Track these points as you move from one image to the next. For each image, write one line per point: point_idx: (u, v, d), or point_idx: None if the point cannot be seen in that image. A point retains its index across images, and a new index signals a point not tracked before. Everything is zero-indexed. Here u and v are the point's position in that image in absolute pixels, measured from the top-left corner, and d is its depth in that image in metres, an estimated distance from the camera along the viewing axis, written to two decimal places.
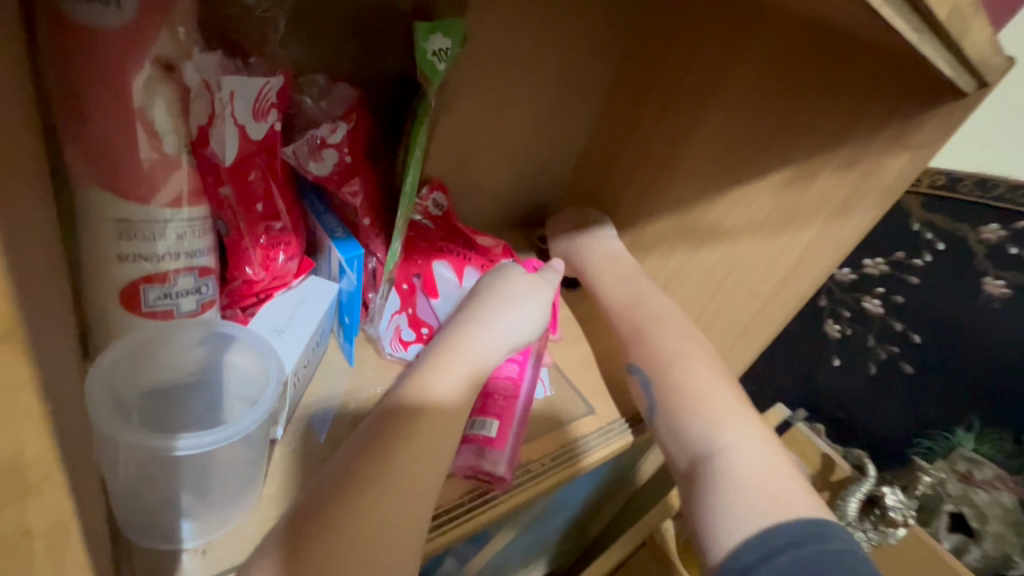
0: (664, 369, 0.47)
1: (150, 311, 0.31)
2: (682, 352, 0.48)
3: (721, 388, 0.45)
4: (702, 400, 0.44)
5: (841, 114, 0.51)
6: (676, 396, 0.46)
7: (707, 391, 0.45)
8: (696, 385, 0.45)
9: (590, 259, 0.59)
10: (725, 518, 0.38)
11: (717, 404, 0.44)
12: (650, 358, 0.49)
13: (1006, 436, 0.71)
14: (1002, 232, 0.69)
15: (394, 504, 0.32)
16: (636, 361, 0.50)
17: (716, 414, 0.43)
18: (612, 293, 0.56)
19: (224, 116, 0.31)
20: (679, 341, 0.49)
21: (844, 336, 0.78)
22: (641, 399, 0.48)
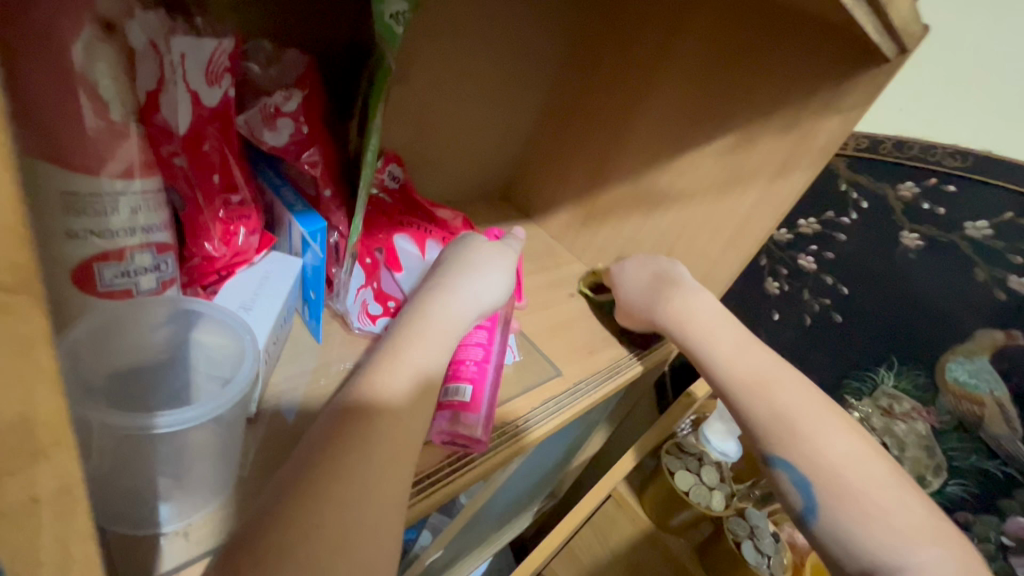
0: (833, 476, 0.45)
1: (108, 290, 0.30)
2: (850, 452, 0.46)
3: (906, 496, 0.44)
4: (887, 511, 0.42)
5: (779, 80, 0.55)
6: (853, 502, 0.43)
7: (900, 507, 0.43)
8: (873, 493, 0.43)
9: (702, 325, 0.55)
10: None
11: (897, 509, 0.42)
12: (803, 449, 0.46)
13: (922, 372, 0.76)
14: (916, 190, 0.78)
15: (377, 464, 0.33)
16: (779, 454, 0.47)
17: (910, 531, 0.41)
18: (742, 364, 0.52)
19: (176, 81, 0.31)
20: (839, 436, 0.47)
21: (783, 292, 0.85)
22: (792, 493, 0.46)
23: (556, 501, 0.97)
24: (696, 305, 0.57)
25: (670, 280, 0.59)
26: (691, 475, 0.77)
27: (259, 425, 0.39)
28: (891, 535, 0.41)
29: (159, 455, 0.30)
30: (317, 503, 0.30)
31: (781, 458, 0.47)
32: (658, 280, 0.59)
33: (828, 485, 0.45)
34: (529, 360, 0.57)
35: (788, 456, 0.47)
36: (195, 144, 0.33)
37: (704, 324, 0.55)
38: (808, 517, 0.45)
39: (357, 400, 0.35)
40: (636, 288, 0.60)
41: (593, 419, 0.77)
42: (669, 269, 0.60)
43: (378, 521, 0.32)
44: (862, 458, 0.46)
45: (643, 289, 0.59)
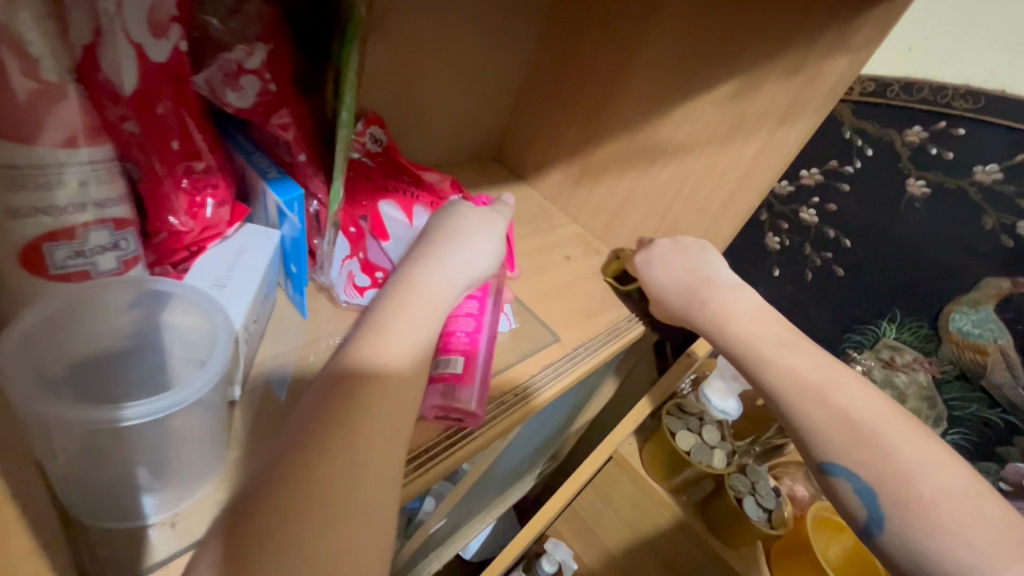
0: (901, 481, 0.38)
1: (62, 273, 0.28)
2: (920, 457, 0.39)
3: (991, 506, 0.36)
4: (969, 525, 0.35)
5: (782, 19, 0.51)
6: (926, 514, 0.36)
7: (986, 520, 0.35)
8: (951, 500, 0.37)
9: (741, 318, 0.52)
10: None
11: (976, 518, 0.35)
12: (853, 442, 0.41)
13: (925, 322, 0.75)
14: (923, 134, 0.74)
15: (362, 441, 0.31)
16: (835, 459, 0.42)
17: (995, 545, 0.34)
18: (786, 364, 0.47)
19: (115, 33, 0.27)
20: (903, 436, 0.41)
21: (784, 247, 0.83)
22: (852, 502, 0.40)
23: (557, 464, 0.98)
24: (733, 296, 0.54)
25: (708, 273, 0.56)
26: (692, 434, 0.77)
27: (246, 407, 0.37)
28: (970, 547, 0.34)
29: (136, 444, 0.28)
30: (303, 489, 0.28)
31: (837, 463, 0.41)
32: (695, 273, 0.56)
33: (898, 491, 0.38)
34: (525, 327, 0.55)
35: (842, 459, 0.41)
36: (147, 106, 0.30)
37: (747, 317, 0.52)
38: (874, 529, 0.39)
39: (341, 377, 0.32)
40: (671, 280, 0.57)
41: (592, 383, 0.76)
42: (706, 261, 0.57)
43: (370, 502, 0.30)
44: (931, 459, 0.39)
45: (679, 281, 0.57)
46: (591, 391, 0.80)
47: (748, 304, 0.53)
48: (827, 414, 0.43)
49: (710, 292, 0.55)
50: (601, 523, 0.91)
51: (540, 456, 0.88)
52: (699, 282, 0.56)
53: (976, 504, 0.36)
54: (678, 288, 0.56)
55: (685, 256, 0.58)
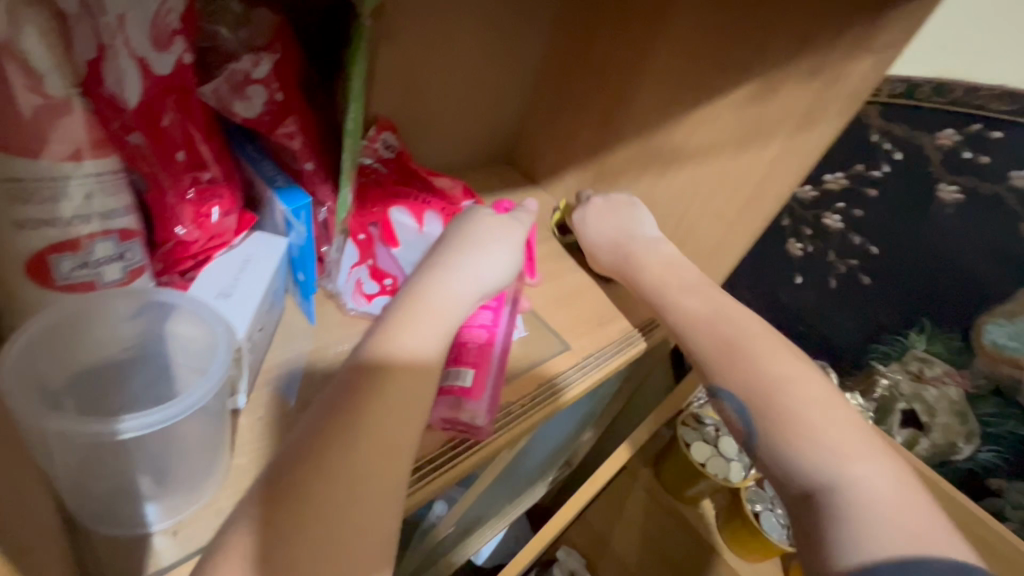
0: (767, 395, 0.44)
1: (67, 284, 0.28)
2: (785, 373, 0.45)
3: (837, 413, 0.42)
4: (821, 430, 0.41)
5: (801, 22, 0.49)
6: (792, 425, 0.42)
7: (832, 427, 0.41)
8: (808, 413, 0.42)
9: (658, 277, 0.56)
10: (855, 532, 0.35)
11: (828, 423, 0.42)
12: (745, 371, 0.47)
13: (956, 334, 0.72)
14: (957, 137, 0.71)
15: (365, 459, 0.31)
16: (723, 382, 0.47)
17: (841, 445, 0.40)
18: (683, 304, 0.53)
19: (117, 46, 0.27)
20: (776, 361, 0.46)
21: (807, 253, 0.80)
22: (734, 419, 0.46)
23: (571, 471, 0.97)
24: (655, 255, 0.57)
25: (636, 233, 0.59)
26: (708, 446, 0.75)
27: (251, 416, 0.37)
28: (817, 446, 0.40)
29: (137, 453, 0.28)
30: (303, 504, 0.28)
31: (727, 386, 0.47)
32: (626, 232, 0.59)
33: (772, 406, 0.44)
34: (534, 335, 0.54)
35: (726, 383, 0.47)
36: (152, 118, 0.30)
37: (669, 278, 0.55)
38: (751, 441, 0.44)
39: (351, 390, 0.32)
40: (602, 237, 0.59)
41: (605, 391, 0.75)
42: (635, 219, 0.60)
43: (371, 517, 0.30)
44: (791, 376, 0.45)
45: (611, 243, 0.59)
46: (605, 398, 0.79)
47: (665, 261, 0.57)
48: (731, 366, 0.47)
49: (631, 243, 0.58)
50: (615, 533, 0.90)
51: (553, 463, 0.87)
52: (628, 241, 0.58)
53: (828, 413, 0.42)
54: (609, 247, 0.59)
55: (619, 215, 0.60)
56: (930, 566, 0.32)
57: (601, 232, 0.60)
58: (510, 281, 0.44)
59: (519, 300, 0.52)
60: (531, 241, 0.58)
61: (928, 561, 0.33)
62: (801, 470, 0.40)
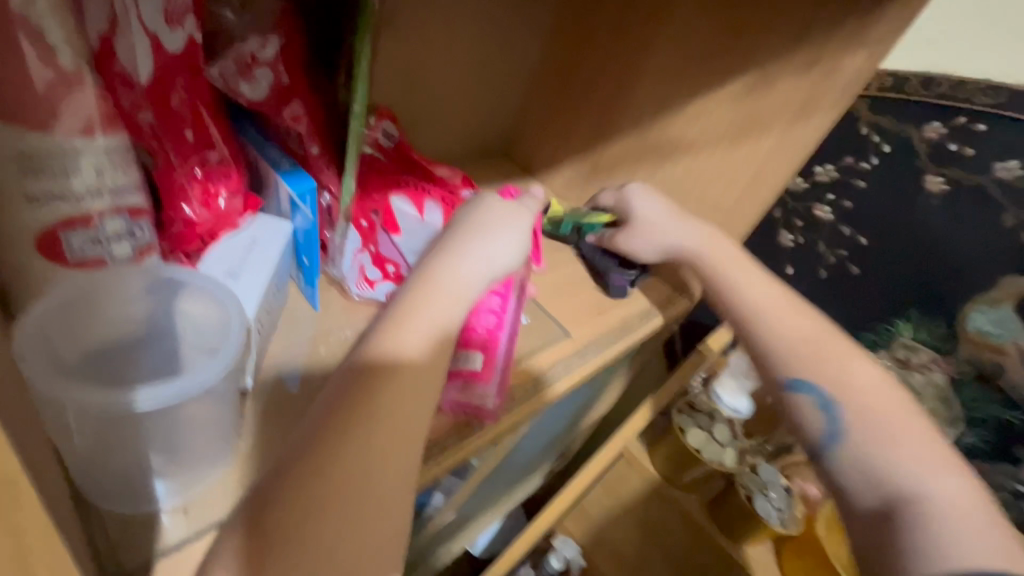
0: (860, 392, 0.45)
1: (79, 260, 0.28)
2: (875, 382, 0.46)
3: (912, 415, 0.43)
4: (902, 440, 0.41)
5: (797, 17, 0.50)
6: (891, 430, 0.42)
7: (906, 427, 0.42)
8: (883, 409, 0.44)
9: (714, 259, 0.55)
10: (930, 521, 0.36)
11: (904, 422, 0.43)
12: (812, 360, 0.47)
13: (942, 322, 0.74)
14: (943, 130, 0.73)
15: (382, 437, 0.31)
16: (798, 375, 0.47)
17: (915, 439, 0.41)
18: (758, 302, 0.52)
19: (128, 21, 0.27)
20: (850, 361, 0.47)
21: (797, 245, 0.81)
22: (812, 415, 0.46)
23: (565, 462, 0.97)
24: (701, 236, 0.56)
25: (677, 218, 0.57)
26: (702, 432, 0.77)
27: (257, 397, 0.37)
28: (893, 437, 0.42)
29: (151, 428, 0.29)
30: (320, 480, 0.29)
31: (802, 380, 0.47)
32: (667, 216, 0.57)
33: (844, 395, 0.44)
34: (535, 322, 0.55)
35: (798, 379, 0.47)
36: (162, 96, 0.30)
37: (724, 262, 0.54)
38: (830, 439, 0.44)
39: (366, 373, 0.32)
40: (644, 227, 0.57)
41: (601, 381, 0.76)
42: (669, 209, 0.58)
43: (386, 492, 0.31)
44: (874, 387, 0.46)
45: (666, 240, 0.57)
46: (600, 388, 0.80)
47: (711, 242, 0.56)
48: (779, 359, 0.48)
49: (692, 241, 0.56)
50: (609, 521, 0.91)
51: (549, 452, 0.88)
52: (674, 225, 0.57)
53: (910, 426, 0.42)
54: (654, 235, 0.57)
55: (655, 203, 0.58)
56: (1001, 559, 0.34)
57: (656, 230, 0.57)
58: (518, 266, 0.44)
59: (526, 287, 0.52)
60: (535, 229, 0.59)
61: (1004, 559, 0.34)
62: (880, 479, 0.40)
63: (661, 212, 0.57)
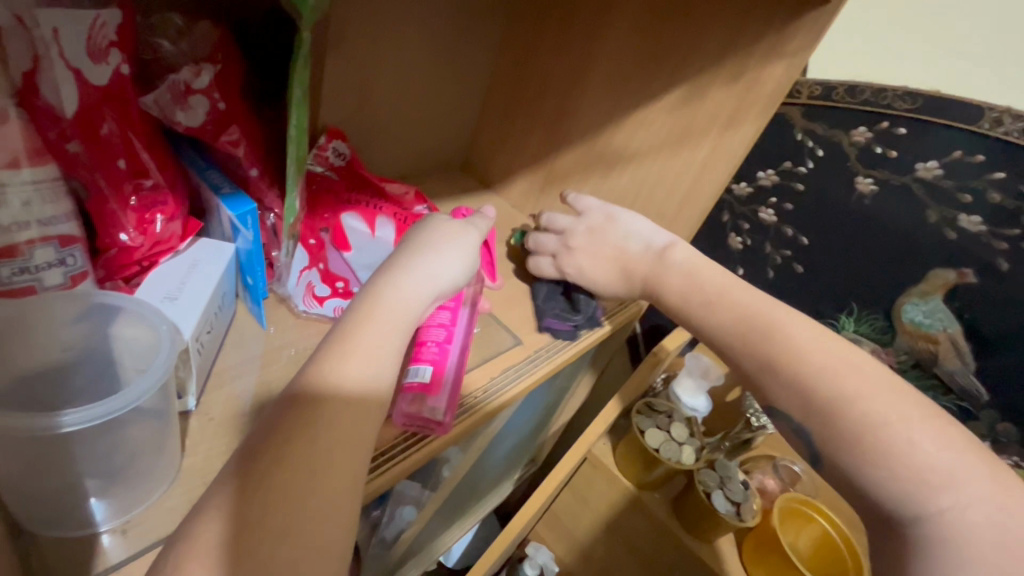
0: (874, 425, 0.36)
1: (8, 289, 0.29)
2: None
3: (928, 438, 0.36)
4: None
5: (720, 34, 0.54)
6: None
7: None
8: None
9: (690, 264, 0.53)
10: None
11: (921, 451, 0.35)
12: (798, 373, 0.41)
13: (880, 315, 0.78)
14: (869, 134, 0.76)
15: (324, 450, 0.32)
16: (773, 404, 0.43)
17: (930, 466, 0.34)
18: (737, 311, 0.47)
19: (51, 57, 0.28)
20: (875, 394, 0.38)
21: (746, 246, 0.87)
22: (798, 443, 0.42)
23: (537, 467, 0.99)
24: (648, 251, 0.55)
25: (618, 238, 0.57)
26: (661, 432, 0.79)
27: (202, 418, 0.38)
28: (904, 476, 0.35)
29: (86, 449, 0.29)
30: (261, 495, 0.29)
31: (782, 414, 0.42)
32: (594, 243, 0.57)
33: (856, 455, 0.37)
34: (486, 333, 0.56)
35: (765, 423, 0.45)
36: (90, 128, 0.31)
37: (680, 267, 0.53)
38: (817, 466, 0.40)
39: (308, 390, 0.33)
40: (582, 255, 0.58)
41: (563, 385, 0.78)
42: (616, 234, 0.57)
43: (331, 504, 0.31)
44: None
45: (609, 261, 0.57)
46: (564, 392, 0.81)
47: (661, 251, 0.55)
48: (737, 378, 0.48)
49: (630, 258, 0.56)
50: (581, 525, 0.92)
51: (519, 459, 0.89)
52: (603, 249, 0.57)
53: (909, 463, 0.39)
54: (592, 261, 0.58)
55: (591, 234, 0.58)
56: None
57: (592, 257, 0.57)
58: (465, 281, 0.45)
59: (478, 302, 0.53)
60: (491, 246, 0.60)
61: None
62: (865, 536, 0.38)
63: (604, 249, 0.57)
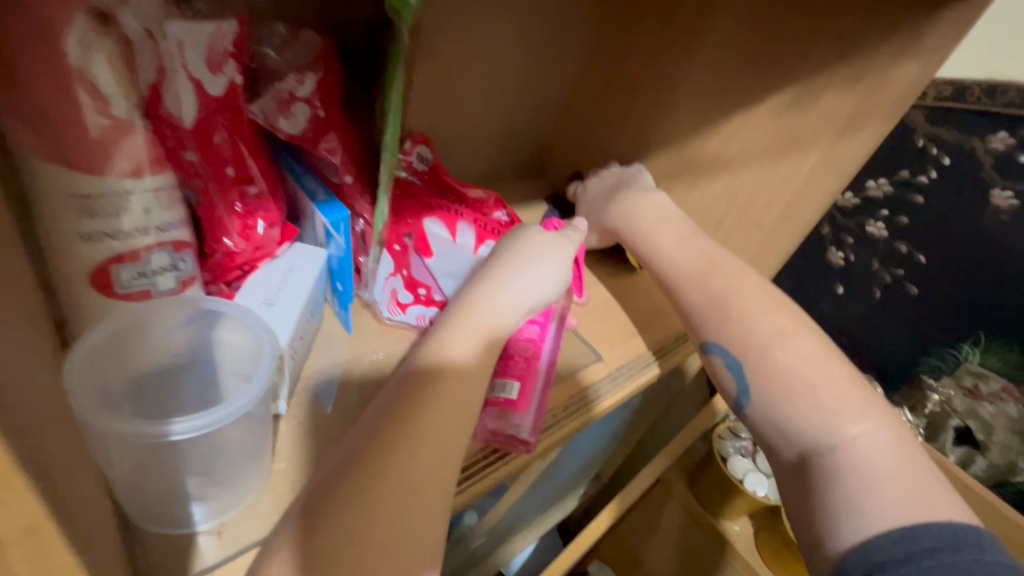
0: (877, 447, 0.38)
1: (126, 293, 0.30)
2: None
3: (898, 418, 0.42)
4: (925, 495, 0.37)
5: (843, 28, 0.48)
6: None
7: None
8: None
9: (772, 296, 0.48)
10: (856, 521, 0.36)
11: (835, 393, 0.42)
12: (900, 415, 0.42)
13: (1013, 348, 0.70)
14: (1010, 141, 0.66)
15: (419, 471, 0.31)
16: (714, 339, 0.47)
17: (841, 404, 0.41)
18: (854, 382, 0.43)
19: (175, 69, 0.29)
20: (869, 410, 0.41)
21: (847, 263, 0.79)
22: (726, 378, 0.46)
23: (601, 485, 0.95)
24: (646, 198, 0.55)
25: (629, 180, 0.57)
26: (747, 462, 0.73)
27: (291, 421, 0.38)
28: None
29: (189, 455, 0.30)
30: (355, 516, 0.29)
31: (715, 343, 0.47)
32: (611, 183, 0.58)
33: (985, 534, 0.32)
34: (568, 347, 0.54)
35: None
36: (204, 136, 0.32)
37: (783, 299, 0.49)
38: (742, 401, 0.45)
39: (400, 405, 0.32)
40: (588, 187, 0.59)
41: (636, 403, 0.74)
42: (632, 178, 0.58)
43: (422, 524, 0.30)
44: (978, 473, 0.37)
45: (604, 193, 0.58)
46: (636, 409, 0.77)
47: (652, 201, 0.55)
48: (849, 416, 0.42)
49: (627, 198, 0.55)
50: (647, 549, 0.88)
51: (585, 475, 0.86)
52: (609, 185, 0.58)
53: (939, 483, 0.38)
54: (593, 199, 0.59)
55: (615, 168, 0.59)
56: (930, 533, 0.34)
57: (599, 191, 0.58)
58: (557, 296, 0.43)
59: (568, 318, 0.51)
60: (581, 260, 0.57)
61: (928, 523, 0.35)
62: None
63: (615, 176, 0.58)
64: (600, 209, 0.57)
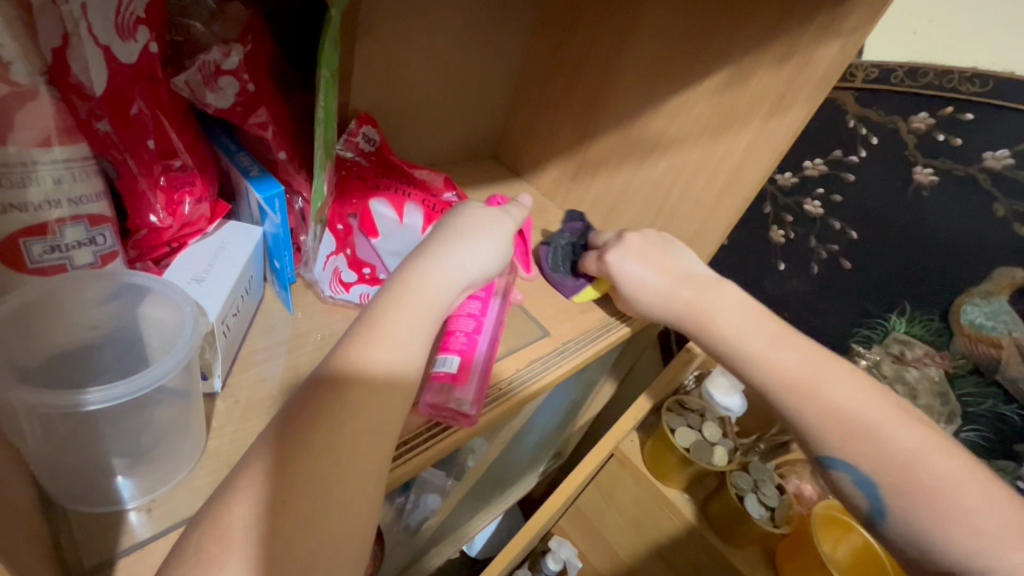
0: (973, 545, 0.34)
1: (39, 268, 0.29)
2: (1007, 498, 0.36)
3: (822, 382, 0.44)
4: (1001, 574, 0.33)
5: (772, 10, 0.50)
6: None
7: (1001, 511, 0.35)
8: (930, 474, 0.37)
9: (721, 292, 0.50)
10: None
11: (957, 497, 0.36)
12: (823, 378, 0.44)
13: (935, 316, 0.74)
14: (931, 121, 0.72)
15: (349, 439, 0.31)
16: (834, 455, 0.41)
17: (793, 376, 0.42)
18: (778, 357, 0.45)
19: (80, 34, 0.29)
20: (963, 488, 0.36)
21: (788, 240, 0.83)
22: (853, 494, 0.41)
23: (562, 462, 0.98)
24: (706, 283, 0.51)
25: (684, 268, 0.53)
26: (693, 431, 0.77)
27: (228, 400, 0.38)
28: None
29: (113, 430, 0.30)
30: (284, 487, 0.29)
31: (833, 458, 0.41)
32: (668, 271, 0.52)
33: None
34: (514, 323, 0.55)
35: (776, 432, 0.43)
36: (120, 107, 0.31)
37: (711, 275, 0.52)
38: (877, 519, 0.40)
39: (333, 374, 0.32)
40: (646, 271, 0.53)
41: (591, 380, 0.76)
42: (676, 253, 0.54)
43: (358, 485, 0.31)
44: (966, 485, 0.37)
45: (662, 282, 0.52)
46: (591, 386, 0.80)
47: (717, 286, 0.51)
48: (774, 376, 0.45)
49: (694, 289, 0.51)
50: (605, 521, 0.92)
51: (544, 452, 0.88)
52: (666, 277, 0.52)
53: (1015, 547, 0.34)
54: (651, 294, 0.52)
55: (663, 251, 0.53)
56: None
57: (658, 279, 0.52)
58: (497, 270, 0.44)
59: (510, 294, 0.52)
60: (524, 234, 0.58)
61: None
62: None
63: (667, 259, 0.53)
64: (666, 302, 0.51)
